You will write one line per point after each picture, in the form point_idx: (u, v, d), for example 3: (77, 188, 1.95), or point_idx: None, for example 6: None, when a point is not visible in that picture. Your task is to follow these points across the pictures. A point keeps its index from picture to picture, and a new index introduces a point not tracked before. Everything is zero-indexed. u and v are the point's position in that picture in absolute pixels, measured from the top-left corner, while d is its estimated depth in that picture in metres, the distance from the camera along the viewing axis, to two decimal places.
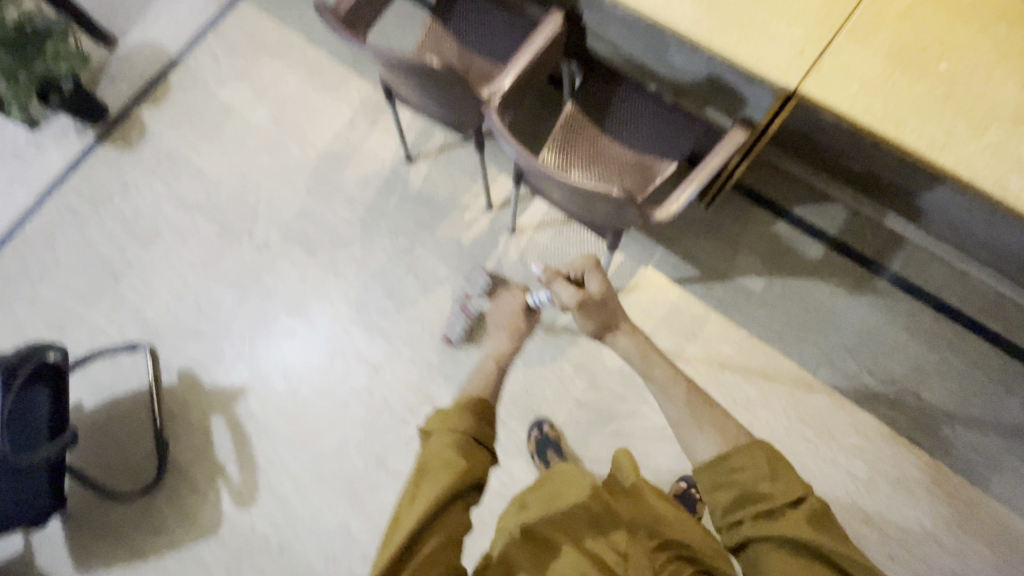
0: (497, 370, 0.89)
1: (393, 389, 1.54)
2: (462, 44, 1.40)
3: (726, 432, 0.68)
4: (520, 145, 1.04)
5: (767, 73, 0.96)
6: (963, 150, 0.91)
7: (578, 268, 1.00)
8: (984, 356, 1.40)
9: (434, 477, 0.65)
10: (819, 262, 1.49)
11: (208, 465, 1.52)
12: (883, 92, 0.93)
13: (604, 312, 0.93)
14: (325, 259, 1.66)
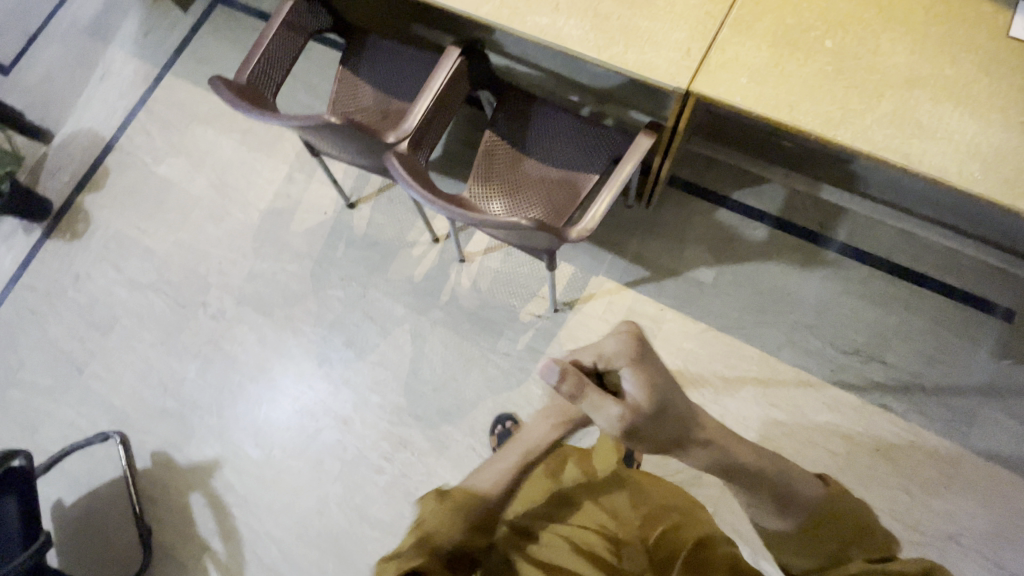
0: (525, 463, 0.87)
1: (366, 438, 1.53)
2: (375, 89, 1.40)
3: None
4: (428, 192, 1.03)
5: (657, 78, 0.96)
6: (860, 123, 0.91)
7: (609, 357, 0.76)
8: (944, 312, 1.39)
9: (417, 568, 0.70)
10: (765, 243, 1.49)
11: (193, 543, 1.50)
12: (773, 78, 0.94)
13: (660, 396, 0.77)
14: (282, 317, 1.66)
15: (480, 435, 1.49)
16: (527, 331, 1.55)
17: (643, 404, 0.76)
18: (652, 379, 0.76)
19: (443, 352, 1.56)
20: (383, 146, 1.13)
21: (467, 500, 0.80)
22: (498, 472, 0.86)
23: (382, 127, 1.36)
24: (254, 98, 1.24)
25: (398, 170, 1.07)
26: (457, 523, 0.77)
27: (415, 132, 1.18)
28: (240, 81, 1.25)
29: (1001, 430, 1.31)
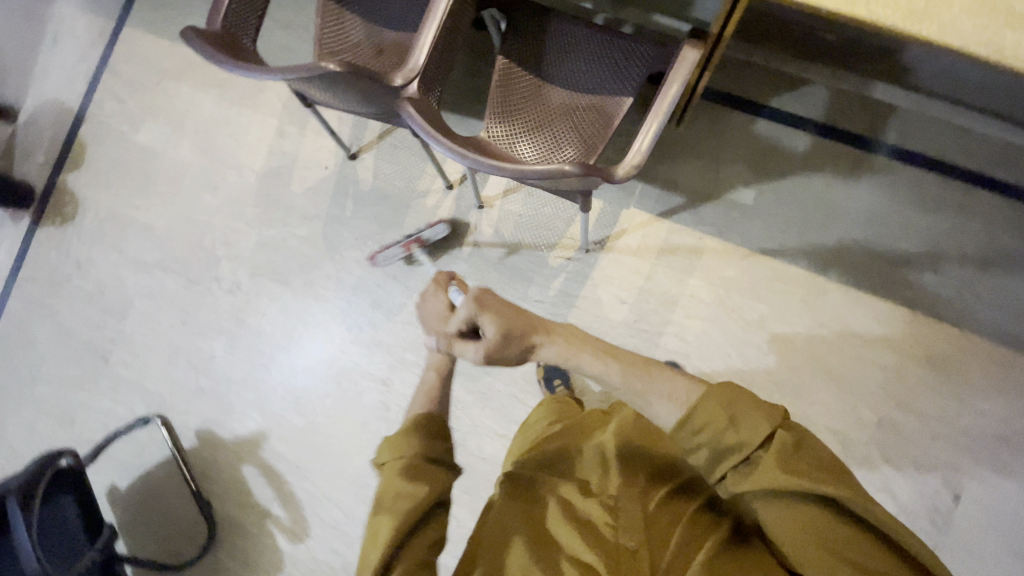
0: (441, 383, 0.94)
1: (406, 397, 1.51)
2: (366, 22, 1.24)
3: (676, 397, 0.74)
4: (451, 142, 0.92)
5: None
6: (946, 13, 0.82)
7: (464, 312, 0.85)
8: (1000, 211, 1.31)
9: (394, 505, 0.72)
10: (806, 155, 1.38)
11: (254, 511, 1.54)
12: None
13: (510, 338, 0.82)
14: (300, 284, 1.59)
15: (522, 383, 1.48)
16: (559, 275, 1.48)
17: (498, 347, 0.83)
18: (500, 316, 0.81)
19: None
20: (389, 92, 0.99)
21: (413, 422, 0.81)
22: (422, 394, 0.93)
23: (381, 67, 1.20)
24: (233, 47, 1.08)
25: (415, 119, 0.95)
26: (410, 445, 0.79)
27: (423, 69, 1.03)
28: (212, 29, 1.08)
29: None
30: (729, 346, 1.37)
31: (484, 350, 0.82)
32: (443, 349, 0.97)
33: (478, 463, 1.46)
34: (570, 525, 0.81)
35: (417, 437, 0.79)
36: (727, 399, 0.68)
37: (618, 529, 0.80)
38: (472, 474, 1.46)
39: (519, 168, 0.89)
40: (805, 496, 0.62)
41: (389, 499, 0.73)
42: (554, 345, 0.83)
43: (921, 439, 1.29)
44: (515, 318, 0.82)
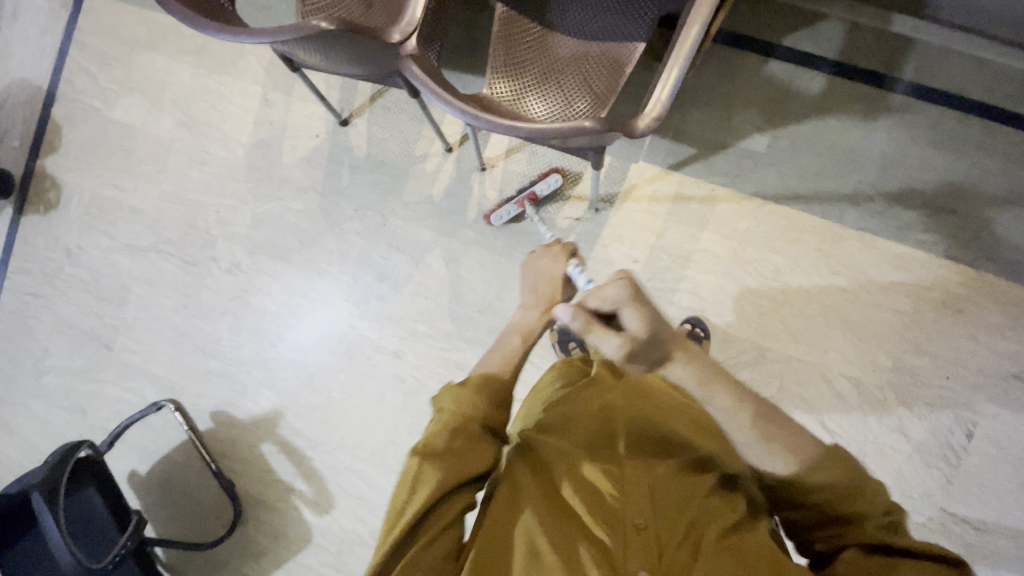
0: (524, 347, 0.91)
1: (420, 368, 1.50)
2: None
3: (799, 450, 0.71)
4: (463, 104, 0.86)
5: None
6: None
7: (609, 301, 0.76)
8: (1020, 147, 1.28)
9: (437, 465, 0.71)
10: (822, 95, 1.32)
11: (278, 487, 1.56)
12: None
13: (654, 344, 0.73)
14: (301, 261, 1.54)
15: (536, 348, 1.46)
16: (568, 236, 1.44)
17: (642, 350, 0.73)
18: (650, 310, 0.75)
19: (482, 271, 1.48)
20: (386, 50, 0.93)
21: (481, 383, 0.79)
22: (503, 356, 0.89)
23: (374, 21, 1.12)
24: (215, 12, 1.01)
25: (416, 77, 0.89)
26: (473, 403, 0.76)
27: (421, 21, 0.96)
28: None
29: None
30: (743, 300, 1.35)
31: (631, 346, 0.72)
32: (533, 316, 0.96)
33: None
34: (584, 500, 0.79)
35: (483, 402, 0.77)
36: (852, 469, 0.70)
37: (631, 506, 0.78)
38: None
39: (536, 126, 0.83)
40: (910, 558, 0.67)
41: (433, 452, 0.71)
42: (695, 369, 0.74)
43: (936, 380, 1.30)
44: (660, 320, 0.75)
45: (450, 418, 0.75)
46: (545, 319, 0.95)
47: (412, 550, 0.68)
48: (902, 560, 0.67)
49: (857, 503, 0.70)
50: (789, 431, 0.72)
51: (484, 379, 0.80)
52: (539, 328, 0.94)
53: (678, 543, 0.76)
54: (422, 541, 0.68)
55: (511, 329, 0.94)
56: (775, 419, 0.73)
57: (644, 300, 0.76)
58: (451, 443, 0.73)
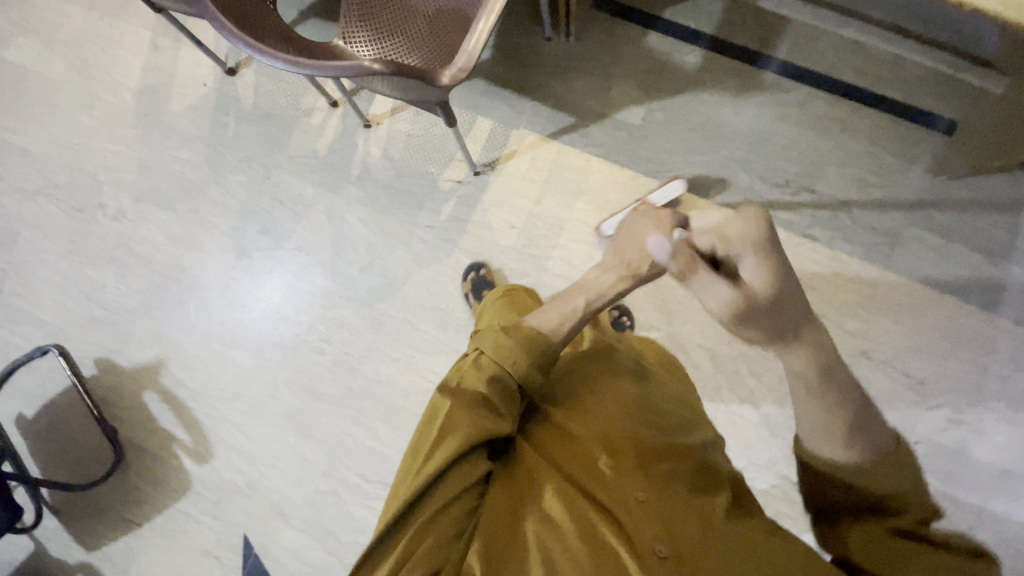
0: (591, 314, 0.85)
1: (301, 323, 1.51)
2: None
3: (858, 444, 0.65)
4: (253, 38, 0.79)
5: None
6: None
7: (737, 241, 0.69)
8: (883, 130, 1.30)
9: (460, 424, 0.71)
10: (696, 70, 1.34)
11: (160, 434, 1.58)
12: None
13: (774, 309, 0.67)
14: (187, 211, 1.54)
15: (414, 309, 1.47)
16: (450, 200, 1.45)
17: (749, 313, 0.69)
18: (779, 266, 0.68)
19: (364, 230, 1.48)
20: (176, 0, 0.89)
21: (525, 336, 0.77)
22: (562, 317, 0.83)
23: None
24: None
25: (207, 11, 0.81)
26: (511, 359, 0.76)
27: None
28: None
29: (922, 248, 1.30)
30: None
31: (734, 307, 0.69)
32: (609, 281, 0.87)
33: (374, 385, 1.49)
34: (610, 460, 0.82)
35: (522, 359, 0.76)
36: (897, 466, 0.64)
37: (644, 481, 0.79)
38: (366, 395, 1.49)
39: (320, 65, 0.76)
40: (945, 559, 0.60)
41: (462, 407, 0.72)
42: (815, 362, 0.65)
43: None
44: (791, 286, 0.68)
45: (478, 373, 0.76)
46: (620, 285, 0.87)
47: (433, 501, 0.68)
48: (927, 554, 0.61)
49: (897, 500, 0.64)
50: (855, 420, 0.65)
51: (532, 334, 0.77)
52: (615, 297, 0.86)
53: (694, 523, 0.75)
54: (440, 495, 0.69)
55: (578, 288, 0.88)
56: (857, 415, 0.65)
57: (776, 258, 0.68)
58: (475, 402, 0.73)
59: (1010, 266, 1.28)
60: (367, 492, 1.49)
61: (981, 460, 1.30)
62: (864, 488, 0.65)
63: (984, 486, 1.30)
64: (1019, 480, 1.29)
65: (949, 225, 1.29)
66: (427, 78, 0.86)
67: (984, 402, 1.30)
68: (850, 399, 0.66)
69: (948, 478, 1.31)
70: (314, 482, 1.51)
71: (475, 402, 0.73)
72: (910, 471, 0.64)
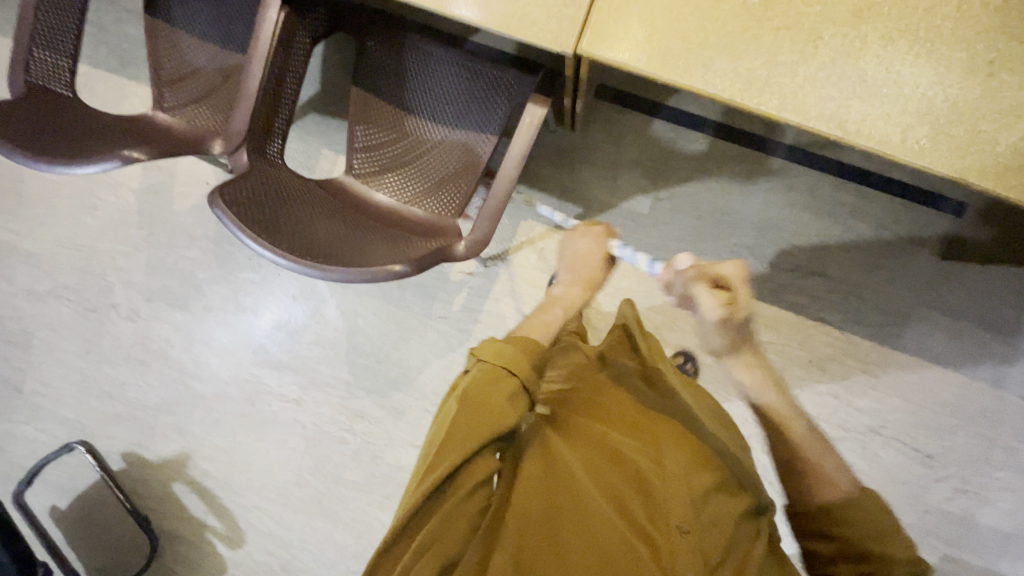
0: (562, 319, 0.92)
1: (320, 415, 1.53)
2: (196, 40, 1.12)
3: (833, 484, 0.79)
4: (273, 236, 0.79)
5: (668, 75, 0.72)
6: (981, 137, 0.69)
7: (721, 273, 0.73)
8: (892, 213, 1.30)
9: (473, 412, 0.68)
10: (702, 156, 1.34)
11: (191, 522, 1.62)
12: (843, 66, 0.70)
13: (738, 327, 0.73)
14: (198, 308, 1.54)
15: (432, 398, 1.49)
16: (461, 291, 1.45)
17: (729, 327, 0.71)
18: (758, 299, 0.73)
19: (376, 322, 1.49)
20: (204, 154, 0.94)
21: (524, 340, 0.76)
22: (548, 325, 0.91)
23: (180, 123, 1.10)
24: (28, 117, 0.92)
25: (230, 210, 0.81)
26: (514, 353, 0.74)
27: (247, 134, 0.91)
28: (11, 98, 0.95)
29: (933, 327, 1.32)
30: None
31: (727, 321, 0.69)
32: (575, 292, 0.97)
33: (397, 471, 1.52)
34: (631, 478, 0.81)
35: (524, 353, 0.74)
36: (871, 508, 0.76)
37: (671, 501, 0.78)
38: (391, 481, 1.53)
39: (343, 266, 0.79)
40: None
41: (468, 398, 0.69)
42: (760, 376, 0.82)
43: None
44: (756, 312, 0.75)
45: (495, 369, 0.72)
46: (584, 294, 0.98)
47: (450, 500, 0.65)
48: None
49: (876, 540, 0.75)
50: (822, 460, 0.81)
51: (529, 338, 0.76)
52: (579, 305, 0.96)
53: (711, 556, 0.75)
54: (456, 492, 0.65)
55: (552, 301, 0.96)
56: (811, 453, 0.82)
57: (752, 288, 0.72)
58: (499, 397, 0.69)
59: (1018, 343, 1.30)
60: None
61: (987, 525, 1.36)
62: (840, 525, 0.77)
63: (989, 548, 1.36)
64: (1022, 541, 1.36)
65: (959, 304, 1.31)
66: (445, 251, 0.89)
67: (992, 472, 1.34)
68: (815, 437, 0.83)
69: (955, 543, 1.37)
70: (345, 563, 1.57)
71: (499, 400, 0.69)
72: (886, 515, 0.77)
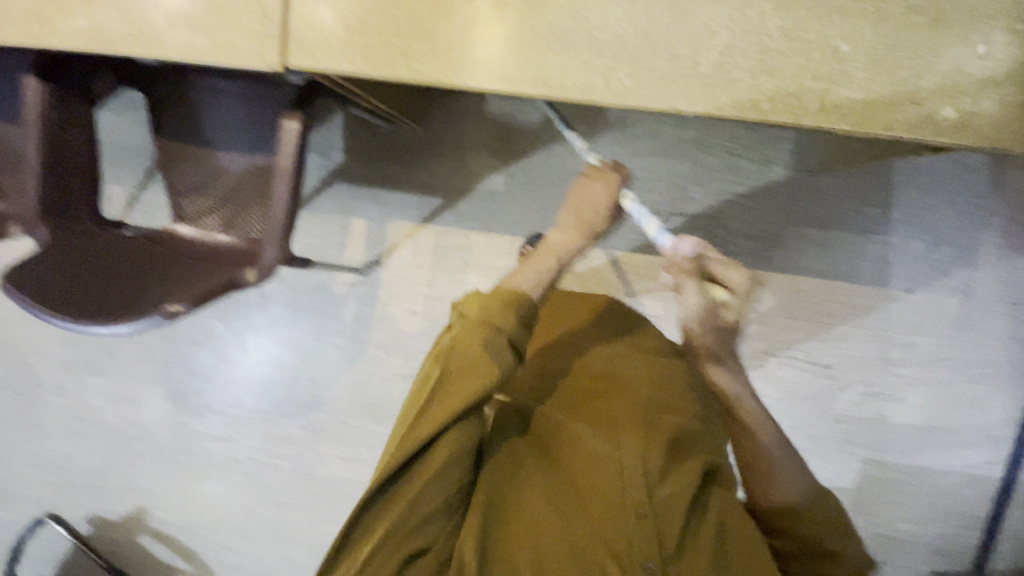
0: (557, 266, 0.84)
1: (251, 446, 1.59)
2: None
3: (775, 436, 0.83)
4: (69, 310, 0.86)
5: (375, 72, 0.73)
6: (685, 65, 0.69)
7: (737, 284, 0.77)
8: (736, 137, 1.30)
9: (451, 390, 0.67)
10: (542, 123, 1.34)
11: (165, 567, 1.70)
12: (534, 26, 0.70)
13: (719, 336, 0.79)
14: (116, 371, 1.60)
15: (348, 409, 1.53)
16: (349, 302, 1.47)
17: (706, 332, 0.79)
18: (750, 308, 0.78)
19: (277, 349, 1.52)
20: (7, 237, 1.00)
21: (509, 292, 0.74)
22: (539, 275, 0.81)
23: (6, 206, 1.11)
24: None
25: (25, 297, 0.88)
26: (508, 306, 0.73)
27: (38, 209, 0.97)
28: None
29: (804, 242, 1.32)
30: None
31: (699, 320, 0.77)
32: (571, 238, 0.87)
33: (334, 486, 1.57)
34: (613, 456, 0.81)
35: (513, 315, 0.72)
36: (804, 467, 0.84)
37: (642, 489, 0.77)
38: (331, 494, 1.58)
39: (126, 319, 0.85)
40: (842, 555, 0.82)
41: (451, 370, 0.68)
42: (728, 376, 0.84)
43: None
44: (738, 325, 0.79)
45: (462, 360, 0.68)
46: (580, 241, 0.87)
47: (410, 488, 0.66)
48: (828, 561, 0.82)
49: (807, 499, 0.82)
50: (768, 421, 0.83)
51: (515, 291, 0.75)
52: (571, 251, 0.86)
53: (670, 520, 0.76)
54: (422, 471, 0.67)
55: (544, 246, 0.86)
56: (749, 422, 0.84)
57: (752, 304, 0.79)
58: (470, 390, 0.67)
59: (889, 238, 1.30)
60: None
61: (902, 423, 1.37)
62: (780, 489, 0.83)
63: (909, 445, 1.37)
64: (941, 432, 1.36)
65: (823, 215, 1.31)
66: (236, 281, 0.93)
67: (895, 370, 1.34)
68: (781, 444, 0.84)
69: (875, 446, 1.38)
70: None
71: (470, 400, 0.66)
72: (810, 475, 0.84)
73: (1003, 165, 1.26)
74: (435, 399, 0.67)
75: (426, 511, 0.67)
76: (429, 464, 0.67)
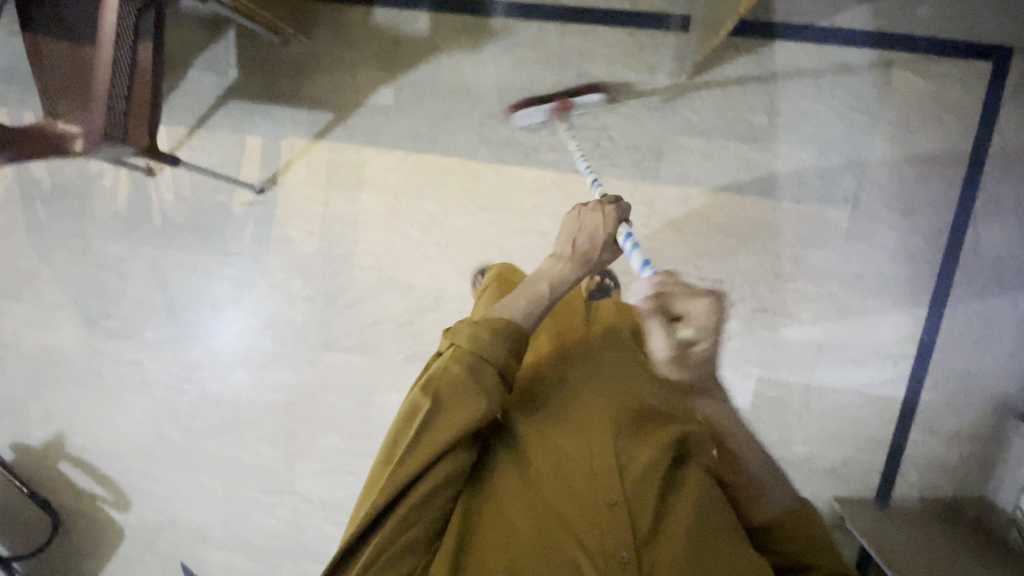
0: (547, 297, 0.84)
1: (161, 371, 1.61)
2: None
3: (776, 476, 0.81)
4: None
5: None
6: None
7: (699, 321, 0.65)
8: (619, 45, 1.29)
9: (429, 428, 0.70)
10: (428, 35, 1.34)
11: (81, 496, 1.71)
12: None
13: (700, 371, 0.69)
14: (30, 296, 1.62)
15: (252, 331, 1.54)
16: (247, 223, 1.48)
17: (680, 369, 0.69)
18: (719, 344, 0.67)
19: (181, 272, 1.54)
20: None
21: (497, 327, 0.76)
22: (529, 300, 0.83)
23: None
24: None
25: None
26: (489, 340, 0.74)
27: None
28: None
29: (689, 153, 1.30)
30: (411, 248, 1.44)
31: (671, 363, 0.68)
32: (569, 268, 0.89)
33: (242, 409, 1.59)
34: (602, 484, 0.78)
35: (495, 345, 0.74)
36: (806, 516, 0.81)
37: (618, 503, 0.77)
38: (239, 418, 1.60)
39: None
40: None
41: (431, 409, 0.70)
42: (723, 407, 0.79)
43: None
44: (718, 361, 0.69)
45: (443, 406, 0.70)
46: (573, 266, 0.89)
47: (395, 517, 0.71)
48: None
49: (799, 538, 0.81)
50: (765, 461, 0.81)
51: (505, 321, 0.77)
52: (569, 281, 0.88)
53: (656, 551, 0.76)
54: (409, 504, 0.70)
55: (537, 275, 0.88)
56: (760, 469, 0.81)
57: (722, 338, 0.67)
58: (458, 421, 0.70)
59: (775, 146, 1.28)
60: (268, 503, 1.63)
61: (794, 340, 1.34)
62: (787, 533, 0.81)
63: (802, 361, 1.35)
64: (834, 348, 1.34)
65: (709, 123, 1.29)
66: (65, 146, 1.02)
67: (785, 284, 1.32)
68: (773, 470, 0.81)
69: (768, 363, 1.36)
70: (221, 503, 1.65)
71: (453, 429, 0.70)
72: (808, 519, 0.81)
73: (885, 70, 1.25)
74: (418, 439, 0.70)
75: (411, 533, 0.71)
76: (415, 494, 0.71)
